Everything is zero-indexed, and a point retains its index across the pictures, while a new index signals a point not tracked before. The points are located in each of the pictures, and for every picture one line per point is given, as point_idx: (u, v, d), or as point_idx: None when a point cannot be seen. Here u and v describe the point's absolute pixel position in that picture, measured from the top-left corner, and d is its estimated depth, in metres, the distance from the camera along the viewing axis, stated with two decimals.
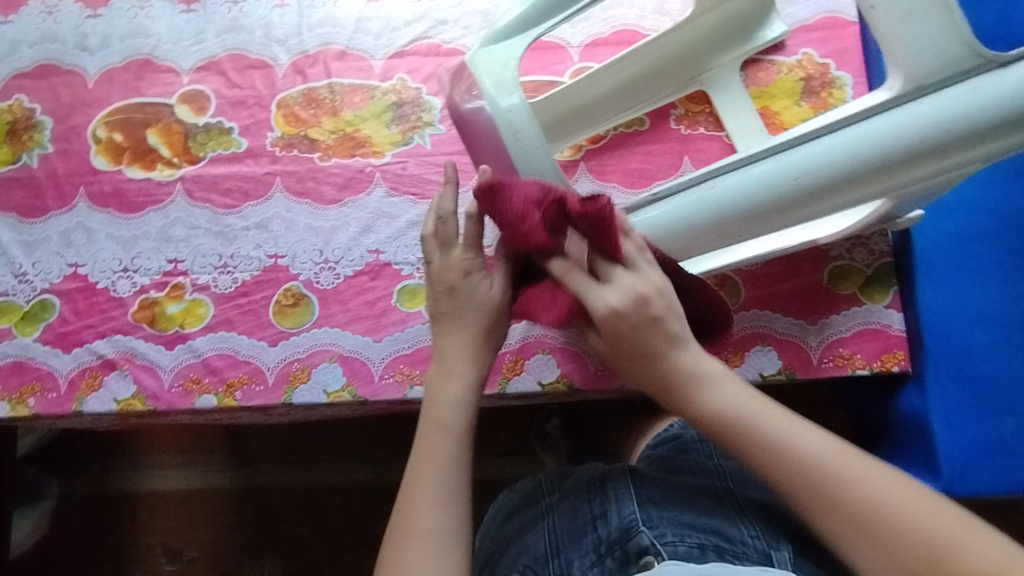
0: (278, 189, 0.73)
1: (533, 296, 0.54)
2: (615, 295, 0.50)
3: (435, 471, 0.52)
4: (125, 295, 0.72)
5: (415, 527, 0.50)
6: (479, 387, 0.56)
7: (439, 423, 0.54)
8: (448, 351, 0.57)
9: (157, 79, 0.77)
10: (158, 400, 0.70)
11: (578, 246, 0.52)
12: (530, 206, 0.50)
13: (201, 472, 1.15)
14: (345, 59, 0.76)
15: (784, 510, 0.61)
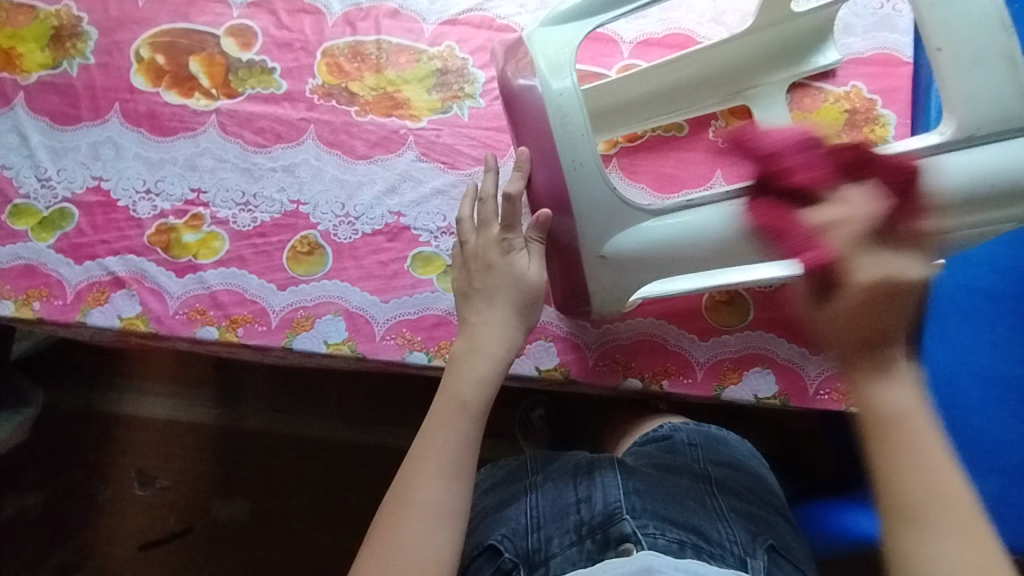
0: (310, 136, 0.73)
1: (785, 218, 0.50)
2: (885, 267, 0.44)
3: (447, 446, 0.52)
4: (144, 217, 0.73)
5: (419, 497, 0.50)
6: (504, 367, 0.56)
7: (457, 399, 0.55)
8: (477, 326, 0.57)
9: (207, 8, 0.77)
10: (160, 324, 0.70)
11: (859, 194, 0.47)
12: (793, 158, 0.50)
13: (188, 404, 1.16)
14: (396, 19, 0.76)
15: (760, 524, 0.64)
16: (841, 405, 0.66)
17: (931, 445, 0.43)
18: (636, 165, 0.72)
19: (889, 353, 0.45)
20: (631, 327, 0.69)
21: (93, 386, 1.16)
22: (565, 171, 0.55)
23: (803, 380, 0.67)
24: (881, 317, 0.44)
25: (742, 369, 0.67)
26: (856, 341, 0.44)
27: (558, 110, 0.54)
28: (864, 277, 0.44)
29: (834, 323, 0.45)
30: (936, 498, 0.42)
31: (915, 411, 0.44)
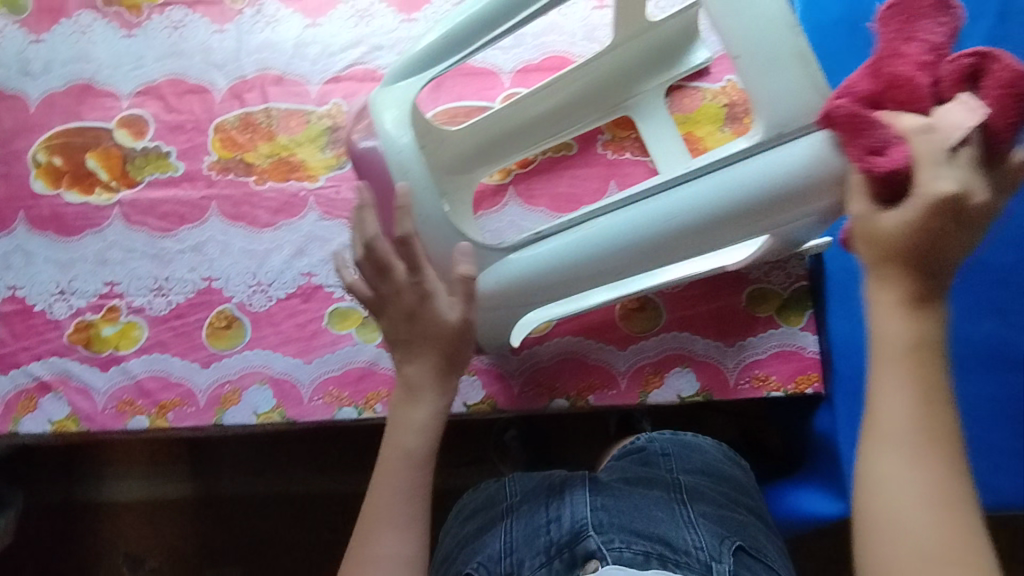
0: (213, 213, 0.75)
1: (868, 119, 0.44)
2: (971, 183, 0.40)
3: (387, 498, 0.55)
4: (61, 317, 0.73)
5: (375, 556, 0.53)
6: (439, 417, 0.57)
7: (403, 450, 0.56)
8: (410, 384, 0.56)
9: (97, 104, 0.78)
10: (91, 421, 0.71)
11: (952, 113, 0.41)
12: (913, 54, 0.45)
13: (164, 482, 1.14)
14: (282, 84, 0.77)
15: (731, 527, 0.63)
16: (763, 391, 0.67)
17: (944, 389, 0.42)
18: (532, 190, 0.74)
19: (936, 283, 0.42)
20: (551, 349, 0.70)
21: (66, 476, 1.15)
22: (414, 226, 0.56)
23: (724, 373, 0.68)
24: (933, 241, 0.41)
25: (663, 372, 0.69)
26: (911, 263, 0.41)
27: (399, 168, 0.55)
28: (933, 186, 0.40)
29: (874, 242, 0.43)
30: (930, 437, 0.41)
31: (938, 345, 0.42)
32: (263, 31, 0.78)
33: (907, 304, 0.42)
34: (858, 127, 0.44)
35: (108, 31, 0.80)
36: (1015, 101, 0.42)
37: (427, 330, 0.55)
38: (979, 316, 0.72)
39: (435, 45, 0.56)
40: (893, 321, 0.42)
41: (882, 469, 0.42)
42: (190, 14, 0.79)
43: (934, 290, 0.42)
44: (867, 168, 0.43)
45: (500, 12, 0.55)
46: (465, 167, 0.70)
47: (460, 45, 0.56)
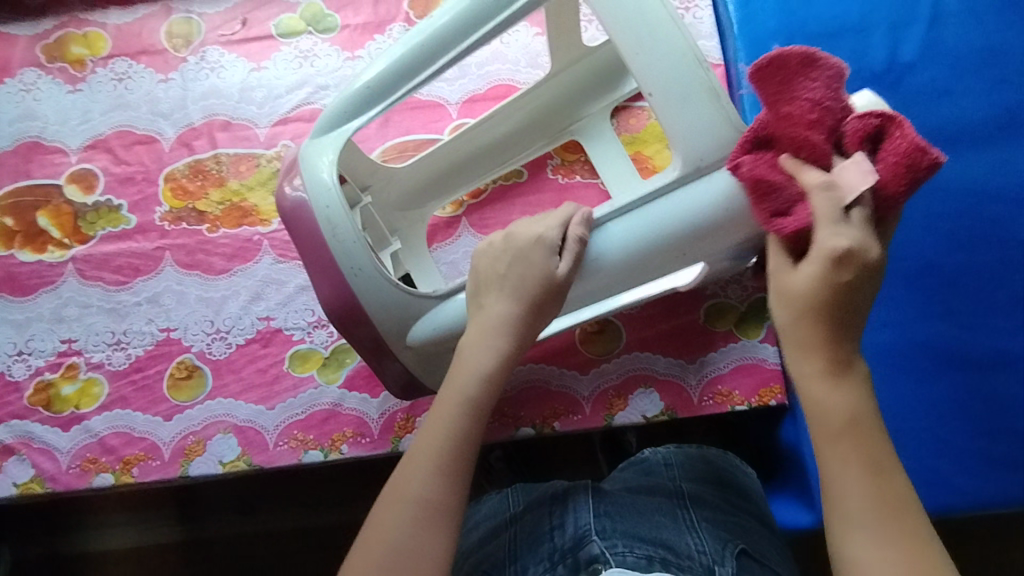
0: (168, 262, 0.74)
1: (772, 173, 0.46)
2: (866, 239, 0.42)
3: (439, 434, 0.49)
4: (20, 378, 0.73)
5: (410, 494, 0.47)
6: (507, 365, 0.52)
7: (461, 395, 0.50)
8: (489, 317, 0.53)
9: (46, 161, 0.78)
10: (56, 482, 0.69)
11: (855, 163, 0.44)
12: (801, 112, 0.46)
13: (146, 530, 0.89)
14: (230, 129, 0.78)
15: (736, 527, 0.54)
16: (727, 407, 0.67)
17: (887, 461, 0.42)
18: (485, 219, 0.75)
19: (850, 352, 0.44)
20: (515, 378, 0.70)
21: (53, 531, 0.89)
22: (347, 277, 0.56)
23: (686, 392, 0.68)
24: (850, 297, 0.43)
25: (626, 395, 0.68)
26: (811, 340, 0.44)
27: (327, 221, 0.56)
28: (830, 244, 0.42)
29: (789, 300, 0.44)
30: (889, 509, 0.41)
31: (873, 417, 0.43)
32: (208, 79, 0.80)
33: (846, 358, 0.44)
34: (761, 190, 0.46)
35: (54, 87, 0.80)
36: (909, 172, 0.44)
37: (523, 262, 0.53)
38: (942, 315, 0.66)
39: (359, 95, 0.57)
40: (821, 389, 0.43)
41: (843, 489, 0.42)
42: (134, 64, 0.81)
43: (849, 356, 0.43)
44: (746, 175, 0.46)
45: (414, 60, 0.56)
46: (415, 203, 0.70)
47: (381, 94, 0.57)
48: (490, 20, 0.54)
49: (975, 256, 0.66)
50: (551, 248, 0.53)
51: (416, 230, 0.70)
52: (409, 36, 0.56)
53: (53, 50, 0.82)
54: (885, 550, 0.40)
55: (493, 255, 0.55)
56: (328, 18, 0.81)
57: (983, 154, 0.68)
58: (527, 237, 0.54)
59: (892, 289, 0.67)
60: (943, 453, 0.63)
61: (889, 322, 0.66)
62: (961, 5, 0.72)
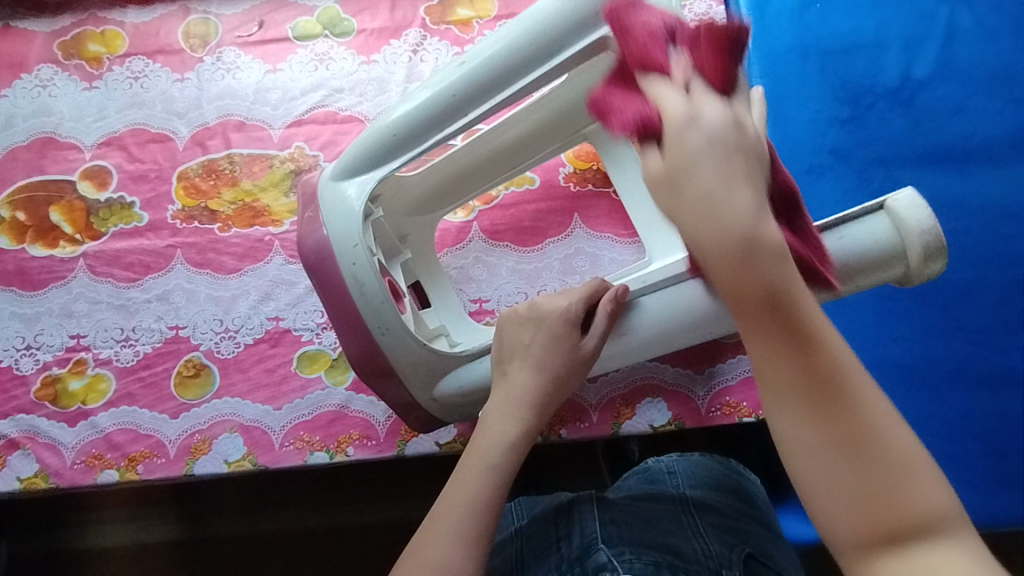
0: (179, 260, 0.75)
1: (614, 97, 0.42)
2: (702, 109, 0.36)
3: (458, 504, 0.48)
4: (27, 372, 0.73)
5: (429, 561, 0.45)
6: (531, 437, 0.52)
7: (484, 463, 0.50)
8: (513, 387, 0.53)
9: (60, 156, 0.78)
10: (60, 477, 0.69)
11: (686, 63, 0.39)
12: (635, 37, 0.42)
13: (145, 525, 0.89)
14: (244, 130, 0.78)
15: (740, 532, 0.54)
16: (735, 418, 0.67)
17: (818, 318, 0.35)
18: (496, 224, 0.75)
19: (748, 214, 0.34)
20: None
21: (51, 525, 0.89)
22: (374, 336, 0.57)
23: (694, 402, 0.68)
24: (706, 162, 0.35)
25: (634, 403, 0.68)
26: (705, 217, 0.35)
27: (355, 280, 0.56)
28: (679, 129, 0.36)
29: (662, 184, 0.36)
30: (826, 378, 0.34)
31: (791, 278, 0.35)
32: (224, 79, 0.80)
33: (754, 206, 0.35)
34: (603, 111, 0.43)
35: (70, 84, 0.81)
36: (727, 49, 0.38)
37: (547, 332, 0.53)
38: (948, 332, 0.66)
39: (383, 141, 0.56)
40: (745, 305, 0.35)
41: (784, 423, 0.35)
42: (150, 63, 0.81)
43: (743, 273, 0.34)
44: (597, 108, 0.43)
45: (450, 107, 0.54)
46: (427, 207, 0.69)
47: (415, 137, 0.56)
48: (524, 75, 0.53)
49: (986, 274, 0.66)
50: (575, 322, 0.54)
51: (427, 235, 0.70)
52: (441, 80, 0.54)
53: (70, 47, 0.82)
54: (810, 412, 0.34)
55: (518, 322, 0.55)
56: (344, 23, 0.81)
57: (994, 172, 0.69)
58: (551, 307, 0.54)
59: (904, 302, 0.67)
60: (952, 470, 0.63)
61: (899, 337, 0.66)
62: (974, 24, 0.73)
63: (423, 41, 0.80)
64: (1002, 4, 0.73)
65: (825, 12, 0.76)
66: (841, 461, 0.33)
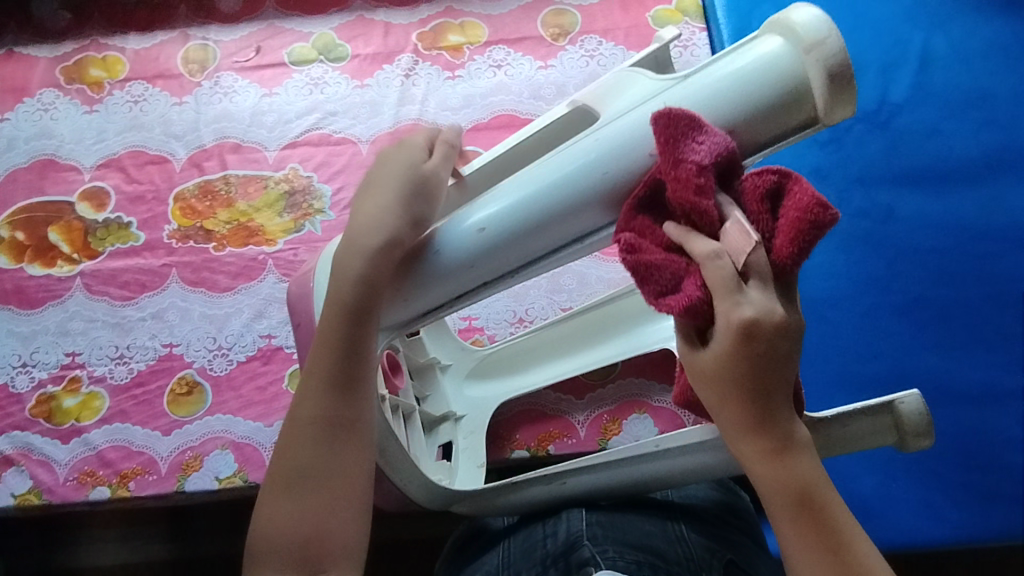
0: (174, 279, 0.76)
1: (653, 254, 0.34)
2: (770, 309, 0.32)
3: (324, 357, 0.44)
4: (22, 390, 0.74)
5: (306, 415, 0.44)
6: (393, 271, 0.43)
7: (341, 305, 0.43)
8: (359, 233, 0.43)
9: (60, 178, 0.80)
10: (52, 494, 0.70)
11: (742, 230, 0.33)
12: (675, 175, 0.34)
13: (141, 546, 0.89)
14: (240, 151, 0.80)
15: (724, 542, 0.54)
16: None
17: (847, 526, 0.35)
18: None
19: (787, 424, 0.35)
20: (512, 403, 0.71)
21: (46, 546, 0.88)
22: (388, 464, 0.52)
23: (681, 419, 0.68)
24: (766, 376, 0.33)
25: (621, 420, 0.69)
26: (750, 425, 0.35)
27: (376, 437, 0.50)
28: (734, 317, 0.32)
29: (705, 380, 0.35)
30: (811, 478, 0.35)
31: (825, 486, 0.35)
32: (221, 103, 0.82)
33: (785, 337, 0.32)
34: (644, 264, 0.34)
35: (71, 108, 0.83)
36: (802, 239, 0.32)
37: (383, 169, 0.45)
38: (931, 348, 0.66)
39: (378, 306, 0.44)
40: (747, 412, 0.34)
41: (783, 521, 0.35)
42: (149, 88, 0.83)
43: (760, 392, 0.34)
44: (627, 259, 0.34)
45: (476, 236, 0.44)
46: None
47: (508, 261, 0.41)
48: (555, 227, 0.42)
49: (963, 290, 0.67)
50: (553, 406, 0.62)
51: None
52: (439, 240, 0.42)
53: (72, 72, 0.85)
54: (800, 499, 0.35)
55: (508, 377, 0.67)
56: (339, 48, 0.84)
57: (973, 191, 0.70)
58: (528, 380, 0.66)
59: (884, 318, 0.68)
60: (939, 485, 0.63)
61: (883, 353, 0.66)
62: (949, 48, 0.75)
63: (415, 66, 0.82)
64: (974, 30, 0.76)
65: None
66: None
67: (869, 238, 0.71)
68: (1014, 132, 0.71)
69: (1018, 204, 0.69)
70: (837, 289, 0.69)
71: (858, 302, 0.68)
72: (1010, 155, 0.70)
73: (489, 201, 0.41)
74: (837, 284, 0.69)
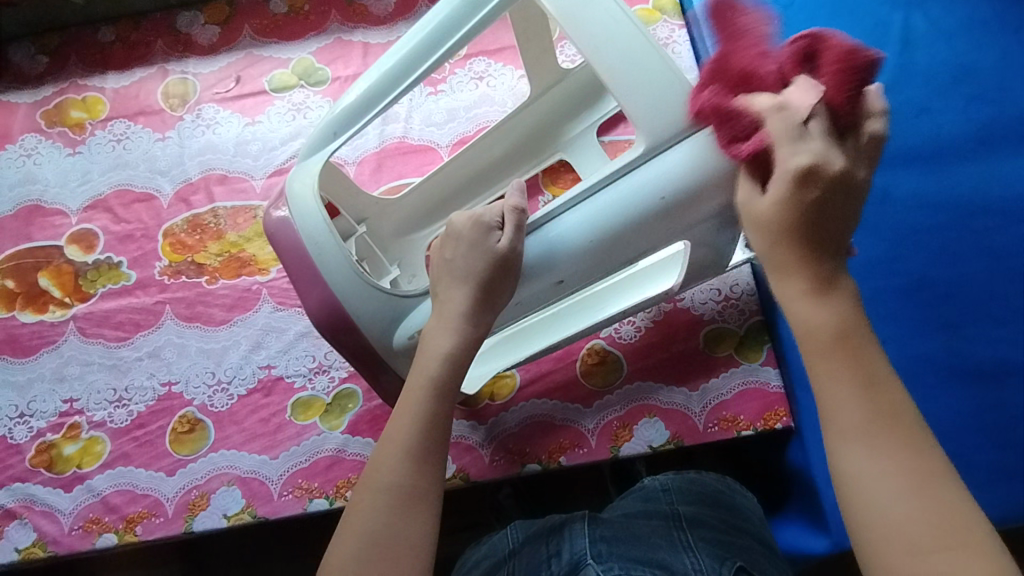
0: (168, 316, 0.75)
1: (720, 103, 0.45)
2: (828, 158, 0.39)
3: (405, 426, 0.48)
4: (21, 441, 0.72)
5: (381, 483, 0.45)
6: (471, 349, 0.50)
7: (422, 377, 0.49)
8: (447, 308, 0.51)
9: (47, 223, 0.79)
10: (57, 545, 0.68)
11: (805, 92, 0.42)
12: (749, 46, 0.46)
13: None
14: (227, 183, 0.79)
15: (732, 548, 0.52)
16: (734, 432, 0.65)
17: (874, 374, 0.39)
18: None
19: (831, 268, 0.40)
20: (517, 415, 0.69)
21: None
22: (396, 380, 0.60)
23: (691, 418, 0.66)
24: (821, 220, 0.39)
25: (631, 425, 0.67)
26: (803, 255, 0.40)
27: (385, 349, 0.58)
28: (793, 163, 0.39)
29: (759, 224, 0.41)
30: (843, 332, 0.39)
31: (866, 331, 0.39)
32: (204, 135, 0.82)
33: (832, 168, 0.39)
34: (721, 117, 0.45)
35: (54, 151, 0.82)
36: (853, 74, 0.42)
37: (467, 245, 0.52)
38: (937, 329, 0.65)
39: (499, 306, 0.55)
40: (785, 252, 0.40)
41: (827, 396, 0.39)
42: (132, 125, 0.83)
43: (818, 235, 0.39)
44: (702, 108, 0.46)
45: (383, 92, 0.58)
46: (411, 228, 0.71)
47: (589, 278, 0.55)
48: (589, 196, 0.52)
49: (966, 268, 0.66)
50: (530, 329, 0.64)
51: (413, 257, 0.71)
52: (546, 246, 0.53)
53: (53, 115, 0.84)
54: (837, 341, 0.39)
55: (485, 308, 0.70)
56: (319, 71, 0.83)
57: (963, 167, 0.69)
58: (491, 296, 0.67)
59: (887, 302, 0.67)
60: (959, 467, 0.61)
61: (888, 337, 0.65)
62: (929, 27, 0.75)
63: None
64: (954, 7, 0.76)
65: (783, 27, 0.77)
66: (900, 506, 0.36)
67: (864, 223, 0.69)
68: (1004, 104, 0.71)
69: (1014, 176, 0.68)
70: None
71: (862, 285, 0.67)
72: (1002, 127, 0.70)
73: (569, 225, 0.52)
74: None
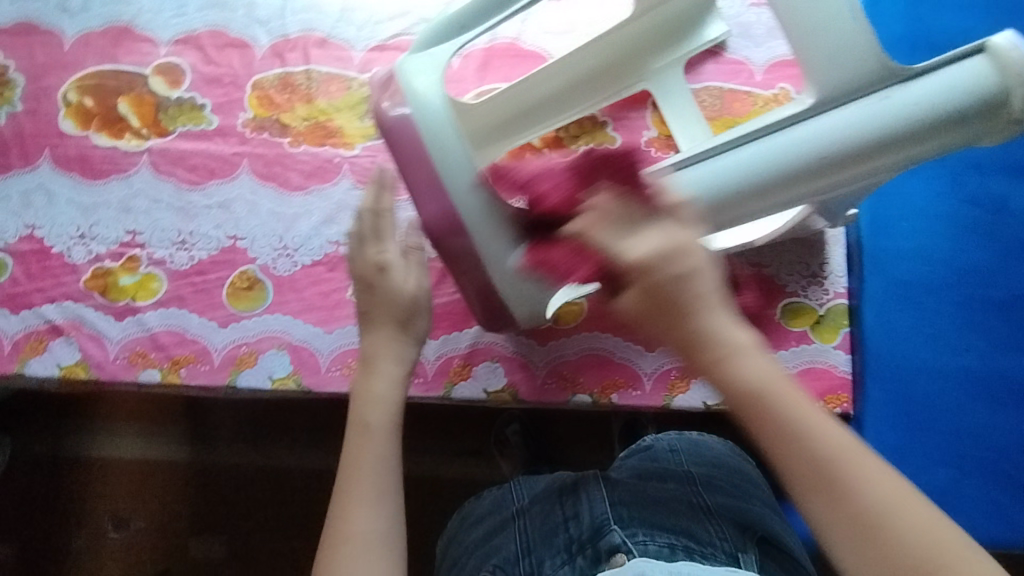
0: (244, 170, 0.73)
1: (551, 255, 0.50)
2: (652, 235, 0.40)
3: (363, 467, 0.51)
4: (79, 261, 0.71)
5: (351, 531, 0.48)
6: (401, 386, 0.56)
7: (363, 424, 0.53)
8: (367, 355, 0.57)
9: (134, 48, 0.76)
10: (101, 370, 0.69)
11: (603, 200, 0.42)
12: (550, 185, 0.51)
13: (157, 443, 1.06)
14: (325, 47, 0.76)
15: (748, 515, 0.56)
16: None
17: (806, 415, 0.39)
18: None
19: (711, 322, 0.40)
20: (578, 344, 0.68)
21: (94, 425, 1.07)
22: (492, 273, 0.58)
23: None
24: (678, 283, 0.39)
25: (689, 377, 0.67)
26: (695, 335, 0.39)
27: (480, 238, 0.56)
28: (614, 250, 0.40)
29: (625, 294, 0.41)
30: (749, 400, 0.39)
31: (762, 381, 0.39)
32: None
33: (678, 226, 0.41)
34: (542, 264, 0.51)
35: None
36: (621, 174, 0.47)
37: (373, 296, 0.58)
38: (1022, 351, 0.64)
39: None
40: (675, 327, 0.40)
41: (791, 460, 0.38)
42: None
43: (693, 299, 0.40)
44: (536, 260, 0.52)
45: None
46: (488, 140, 0.64)
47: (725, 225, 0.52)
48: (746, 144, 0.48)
49: None
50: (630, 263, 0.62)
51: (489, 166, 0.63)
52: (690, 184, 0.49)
53: None
54: (752, 392, 0.39)
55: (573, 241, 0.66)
56: None
57: None
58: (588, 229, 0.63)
59: (976, 313, 0.65)
60: (1007, 486, 0.61)
61: (969, 347, 0.64)
62: None
63: None
64: None
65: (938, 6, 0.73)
66: (852, 547, 0.36)
67: (976, 227, 0.67)
68: None
69: None
70: (933, 275, 0.66)
71: (956, 289, 0.66)
72: None
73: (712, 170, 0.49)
74: (935, 271, 0.66)
